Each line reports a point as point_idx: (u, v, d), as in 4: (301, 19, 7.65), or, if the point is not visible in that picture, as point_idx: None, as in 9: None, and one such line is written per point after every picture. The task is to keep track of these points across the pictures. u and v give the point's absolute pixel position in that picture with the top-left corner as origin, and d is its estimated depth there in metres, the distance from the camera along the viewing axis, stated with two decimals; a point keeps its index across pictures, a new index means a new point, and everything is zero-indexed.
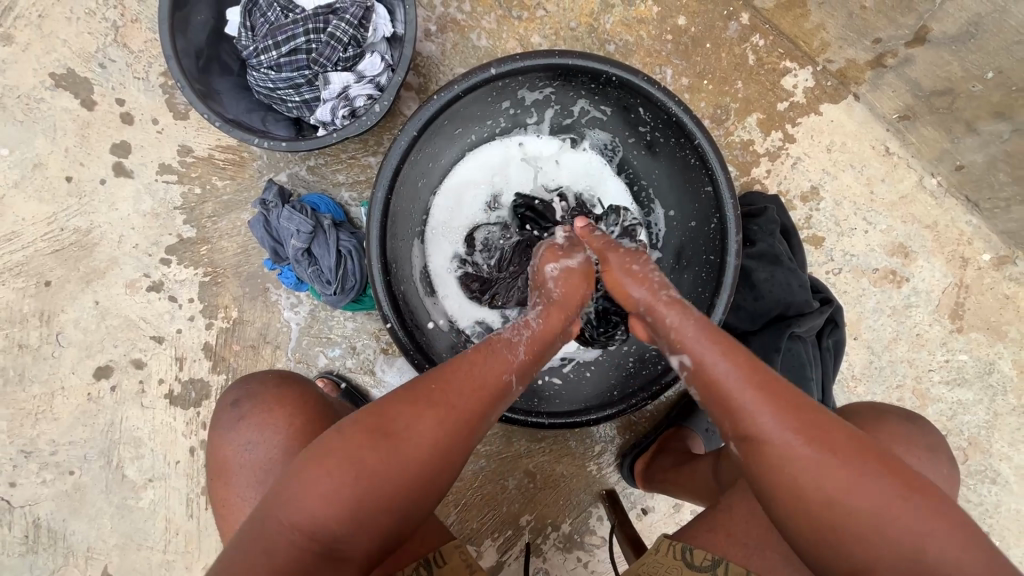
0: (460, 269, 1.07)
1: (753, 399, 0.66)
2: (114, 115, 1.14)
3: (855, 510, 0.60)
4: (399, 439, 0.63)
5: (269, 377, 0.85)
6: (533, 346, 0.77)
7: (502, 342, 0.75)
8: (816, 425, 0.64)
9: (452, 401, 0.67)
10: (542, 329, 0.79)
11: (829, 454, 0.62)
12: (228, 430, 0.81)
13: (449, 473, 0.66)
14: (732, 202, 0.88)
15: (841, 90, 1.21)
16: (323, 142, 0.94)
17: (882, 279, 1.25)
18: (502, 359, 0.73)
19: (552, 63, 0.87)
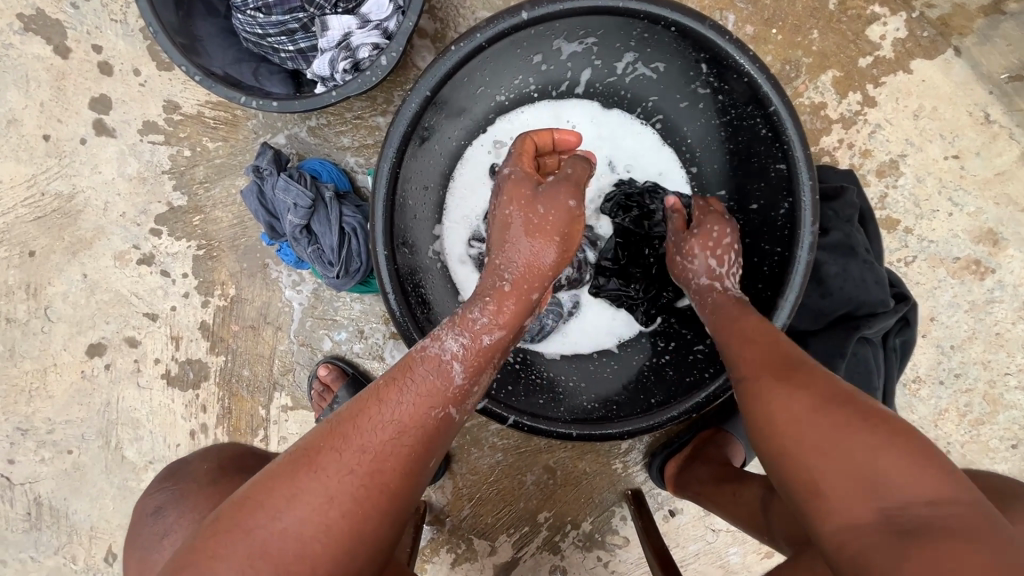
0: (477, 253, 0.91)
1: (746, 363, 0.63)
2: (91, 64, 1.00)
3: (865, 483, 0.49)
4: (266, 529, 0.49)
5: (203, 469, 0.77)
6: (475, 365, 0.61)
7: (428, 361, 0.60)
8: (796, 377, 0.58)
9: (352, 462, 0.52)
10: (490, 347, 0.62)
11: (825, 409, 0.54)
12: (148, 545, 0.71)
13: (368, 556, 0.52)
14: (811, 186, 0.72)
15: (939, 43, 1.01)
16: (320, 102, 0.79)
17: (963, 270, 1.08)
18: (428, 383, 0.58)
19: (597, 7, 0.71)
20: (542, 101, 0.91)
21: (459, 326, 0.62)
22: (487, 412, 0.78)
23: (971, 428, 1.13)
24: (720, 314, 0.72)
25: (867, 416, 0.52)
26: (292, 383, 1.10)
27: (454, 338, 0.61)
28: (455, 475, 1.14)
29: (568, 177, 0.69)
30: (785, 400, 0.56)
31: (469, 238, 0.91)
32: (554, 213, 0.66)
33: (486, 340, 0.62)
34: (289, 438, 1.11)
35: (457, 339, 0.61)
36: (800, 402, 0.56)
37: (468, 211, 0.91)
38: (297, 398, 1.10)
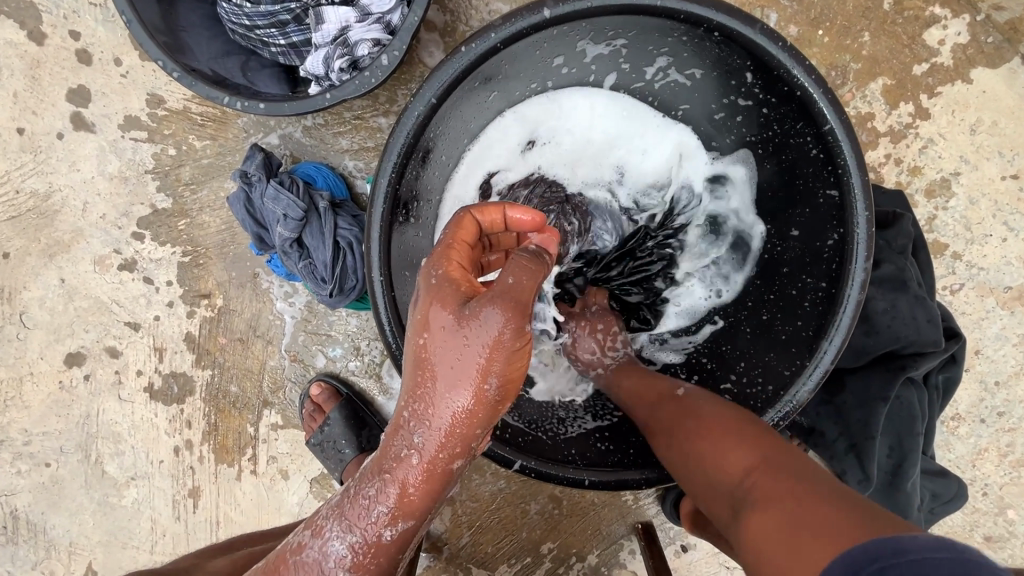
0: None
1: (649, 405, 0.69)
2: (68, 52, 0.92)
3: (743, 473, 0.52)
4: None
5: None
6: (371, 571, 0.49)
7: (307, 565, 0.49)
8: (682, 411, 0.64)
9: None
10: (389, 543, 0.49)
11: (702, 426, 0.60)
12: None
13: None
14: (867, 217, 0.63)
15: (1005, 50, 0.91)
16: (313, 105, 0.71)
17: (1013, 301, 0.99)
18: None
19: (631, 5, 0.61)
20: (579, 90, 0.81)
21: (348, 520, 0.49)
22: (492, 456, 0.70)
23: (1012, 470, 1.05)
24: (624, 384, 0.76)
25: (739, 431, 0.58)
26: (283, 401, 1.03)
27: (342, 540, 0.49)
28: (454, 501, 1.07)
29: (500, 287, 0.47)
30: (682, 424, 0.62)
31: None
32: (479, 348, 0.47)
33: (384, 537, 0.48)
34: (278, 458, 1.04)
35: (343, 538, 0.49)
36: (688, 426, 0.61)
37: None
38: (288, 417, 1.03)
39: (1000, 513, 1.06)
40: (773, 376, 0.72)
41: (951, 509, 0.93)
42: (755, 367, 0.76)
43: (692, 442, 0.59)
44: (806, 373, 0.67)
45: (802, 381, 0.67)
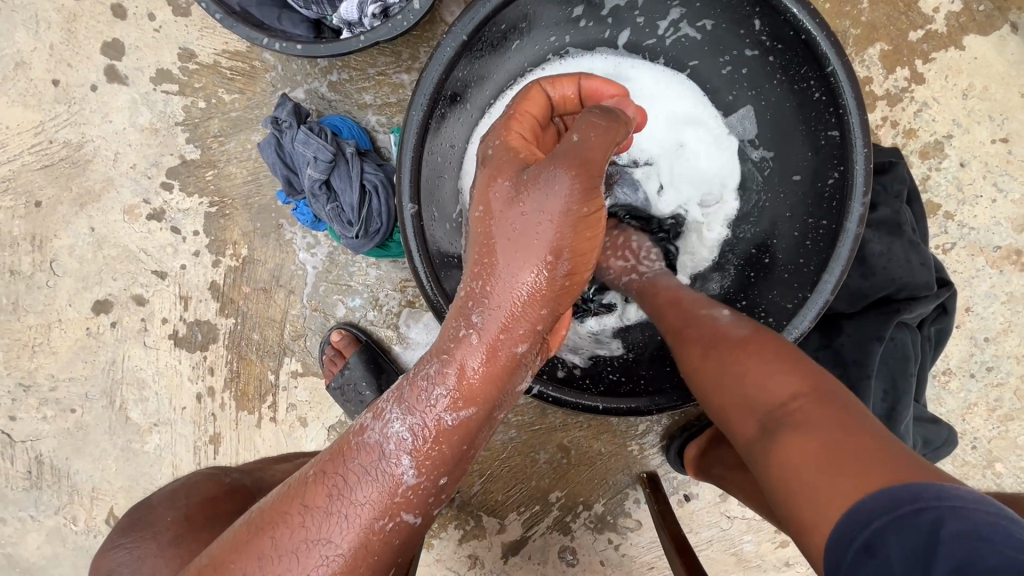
0: None
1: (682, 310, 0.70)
2: (105, 7, 0.96)
3: (772, 406, 0.55)
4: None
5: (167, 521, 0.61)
6: (432, 456, 0.51)
7: (368, 450, 0.52)
8: (709, 333, 0.64)
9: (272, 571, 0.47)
10: (451, 428, 0.51)
11: (734, 351, 0.61)
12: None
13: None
14: (864, 153, 0.68)
15: (995, 19, 0.96)
16: (347, 47, 0.75)
17: (1003, 260, 1.04)
18: (372, 467, 0.51)
19: None
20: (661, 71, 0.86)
21: (407, 402, 0.52)
22: None
23: (1000, 424, 1.10)
24: (653, 296, 0.76)
25: (770, 351, 0.59)
26: (303, 349, 1.06)
27: (401, 421, 0.52)
28: None
29: (558, 155, 0.52)
30: (701, 348, 0.63)
31: None
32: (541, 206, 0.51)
33: (444, 421, 0.51)
34: (298, 406, 1.08)
35: (402, 420, 0.52)
36: (717, 350, 0.62)
37: None
38: (308, 365, 1.07)
39: (990, 466, 1.10)
40: (777, 311, 0.77)
41: (942, 454, 0.98)
42: (759, 306, 0.80)
43: (717, 359, 0.61)
44: (808, 304, 0.71)
45: (805, 311, 0.71)
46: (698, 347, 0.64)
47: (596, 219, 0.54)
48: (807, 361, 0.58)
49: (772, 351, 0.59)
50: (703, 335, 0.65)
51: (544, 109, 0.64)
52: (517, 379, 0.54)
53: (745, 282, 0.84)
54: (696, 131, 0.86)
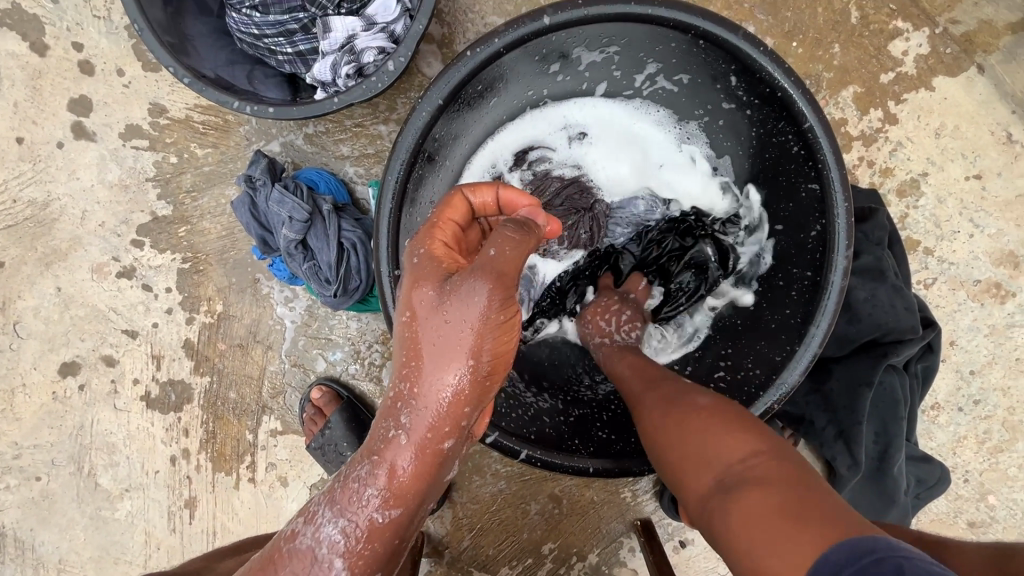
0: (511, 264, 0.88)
1: (642, 387, 0.70)
2: (70, 63, 0.93)
3: (732, 473, 0.54)
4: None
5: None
6: (361, 559, 0.48)
7: (298, 563, 0.48)
8: (673, 405, 0.63)
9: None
10: (382, 523, 0.48)
11: (687, 424, 0.60)
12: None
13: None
14: (845, 208, 0.68)
15: (962, 60, 0.98)
16: (321, 109, 0.74)
17: (983, 294, 1.05)
18: (304, 570, 0.48)
19: (623, 13, 0.66)
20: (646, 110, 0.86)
21: (338, 505, 0.49)
22: (498, 446, 0.72)
23: (990, 456, 1.10)
24: (616, 363, 0.78)
25: (721, 412, 0.60)
26: (282, 407, 1.03)
27: (333, 523, 0.48)
28: (455, 504, 1.08)
29: (480, 270, 0.50)
30: (661, 406, 0.64)
31: None
32: (454, 322, 0.49)
33: (377, 518, 0.48)
34: (277, 465, 1.03)
35: (333, 522, 0.49)
36: (676, 407, 0.63)
37: None
38: (288, 423, 1.03)
39: (983, 499, 1.10)
40: (764, 362, 0.76)
41: (936, 494, 0.97)
42: (746, 355, 0.80)
43: (675, 417, 0.62)
44: (796, 357, 0.71)
45: (793, 365, 0.71)
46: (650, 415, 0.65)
47: (512, 322, 0.51)
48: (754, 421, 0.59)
49: (730, 413, 0.60)
50: (659, 398, 0.66)
51: (466, 217, 0.59)
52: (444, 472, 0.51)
53: (732, 331, 0.84)
54: (681, 171, 0.87)
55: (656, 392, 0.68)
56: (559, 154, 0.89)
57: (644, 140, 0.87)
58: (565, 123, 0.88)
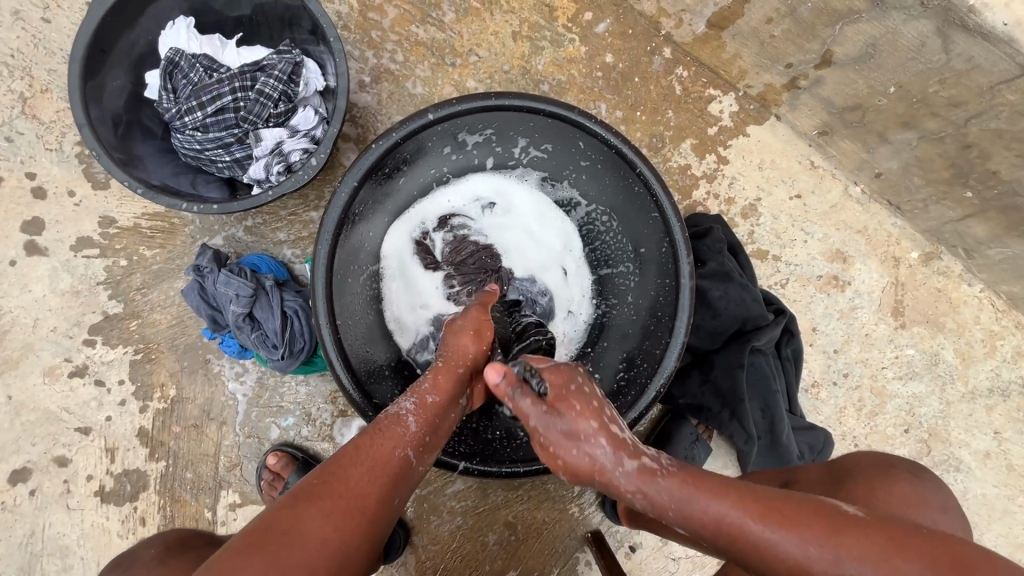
0: (433, 318, 1.04)
1: (754, 522, 0.58)
2: (23, 190, 1.05)
3: None
4: (282, 544, 0.56)
5: (152, 553, 0.76)
6: (427, 417, 0.72)
7: (391, 419, 0.70)
8: (761, 529, 0.57)
9: (341, 491, 0.62)
10: (435, 405, 0.73)
11: (854, 556, 0.54)
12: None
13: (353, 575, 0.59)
14: (679, 227, 0.90)
15: (763, 112, 1.28)
16: (258, 201, 0.89)
17: (827, 285, 1.30)
18: (391, 435, 0.68)
19: (487, 105, 0.88)
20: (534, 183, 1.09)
21: (411, 392, 0.74)
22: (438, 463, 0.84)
23: (869, 420, 1.29)
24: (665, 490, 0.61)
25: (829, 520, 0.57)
26: (239, 479, 1.08)
27: (408, 396, 0.73)
28: (417, 548, 1.14)
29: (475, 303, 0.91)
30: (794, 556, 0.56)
31: (417, 302, 1.04)
32: (470, 321, 0.84)
33: (430, 399, 0.73)
34: None
35: (409, 399, 0.73)
36: (820, 564, 0.55)
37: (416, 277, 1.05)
38: (246, 494, 1.08)
39: None
40: (650, 356, 0.95)
41: (826, 455, 1.14)
42: (637, 355, 0.98)
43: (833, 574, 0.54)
44: (671, 345, 0.90)
45: (670, 351, 0.90)
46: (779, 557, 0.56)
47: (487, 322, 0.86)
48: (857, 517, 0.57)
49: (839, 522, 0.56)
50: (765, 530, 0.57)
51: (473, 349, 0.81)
52: (462, 395, 0.78)
53: (626, 337, 1.02)
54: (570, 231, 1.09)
55: (768, 516, 0.58)
56: (476, 223, 1.09)
57: (537, 209, 1.09)
58: (476, 198, 1.08)
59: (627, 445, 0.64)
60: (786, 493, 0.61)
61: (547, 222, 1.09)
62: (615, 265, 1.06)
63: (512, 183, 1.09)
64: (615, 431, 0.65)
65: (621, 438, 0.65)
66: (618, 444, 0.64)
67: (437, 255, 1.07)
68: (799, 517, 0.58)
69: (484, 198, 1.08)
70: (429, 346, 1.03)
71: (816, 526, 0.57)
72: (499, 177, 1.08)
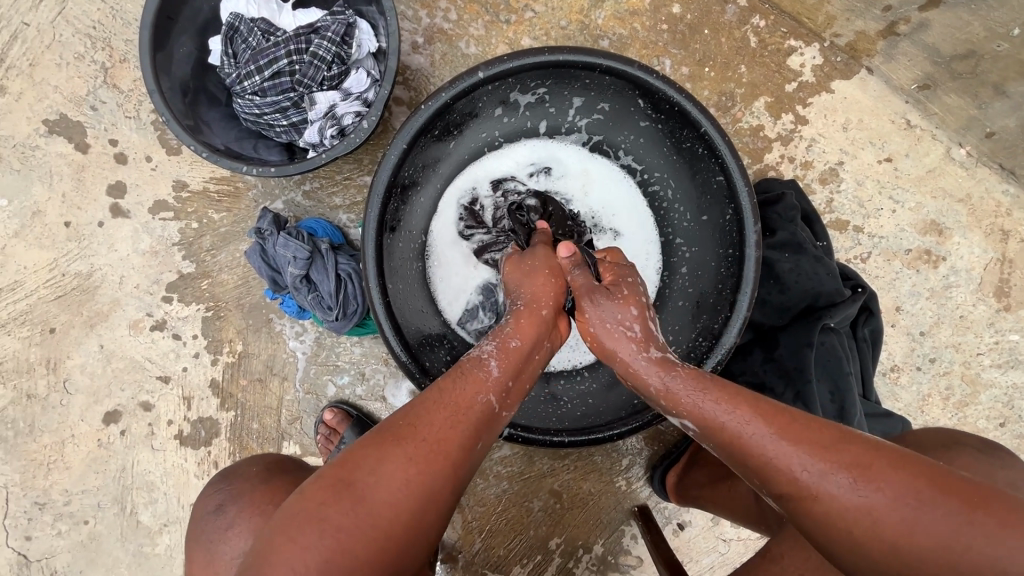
0: (482, 285, 1.04)
1: (782, 446, 0.60)
2: (107, 156, 1.13)
3: (879, 526, 0.55)
4: (365, 485, 0.58)
5: (254, 471, 0.82)
6: (510, 361, 0.70)
7: (472, 363, 0.69)
8: (788, 445, 0.60)
9: (423, 432, 0.61)
10: (516, 350, 0.71)
11: (885, 493, 0.56)
12: (214, 539, 0.78)
13: (437, 514, 0.60)
14: (747, 191, 0.83)
15: (853, 65, 1.14)
16: (313, 164, 0.90)
17: (916, 261, 1.16)
18: (475, 379, 0.67)
19: (540, 62, 0.84)
20: (591, 147, 1.03)
21: (492, 337, 0.73)
22: None
23: (957, 411, 1.17)
24: (701, 405, 0.66)
25: (854, 449, 0.58)
26: (299, 432, 1.14)
27: (489, 342, 0.71)
28: (464, 509, 1.16)
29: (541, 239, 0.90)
30: (808, 478, 0.58)
31: (468, 270, 1.04)
32: (540, 263, 0.83)
33: (512, 343, 0.71)
34: None
35: (490, 344, 0.72)
36: (834, 483, 0.57)
37: (466, 244, 1.04)
38: (305, 446, 1.14)
39: None
40: (708, 331, 0.90)
41: None
42: (695, 330, 0.93)
43: (848, 498, 0.56)
44: (731, 321, 0.85)
45: (730, 327, 0.84)
46: (797, 477, 0.58)
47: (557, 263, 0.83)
48: (898, 451, 0.58)
49: (872, 457, 0.58)
50: (790, 455, 0.59)
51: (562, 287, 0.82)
52: (547, 338, 0.76)
53: (679, 310, 0.98)
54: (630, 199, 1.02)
55: (800, 442, 0.60)
56: (530, 188, 1.04)
57: (593, 174, 1.03)
58: (530, 163, 1.04)
59: (667, 362, 0.71)
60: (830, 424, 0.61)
61: (605, 189, 1.03)
62: (675, 234, 1.00)
63: (568, 148, 1.04)
64: (658, 353, 0.72)
65: (664, 358, 0.71)
66: (662, 357, 0.72)
67: (487, 220, 1.04)
68: (828, 437, 0.60)
69: (538, 162, 1.04)
70: (478, 313, 1.03)
71: (846, 454, 0.58)
72: (553, 141, 1.04)
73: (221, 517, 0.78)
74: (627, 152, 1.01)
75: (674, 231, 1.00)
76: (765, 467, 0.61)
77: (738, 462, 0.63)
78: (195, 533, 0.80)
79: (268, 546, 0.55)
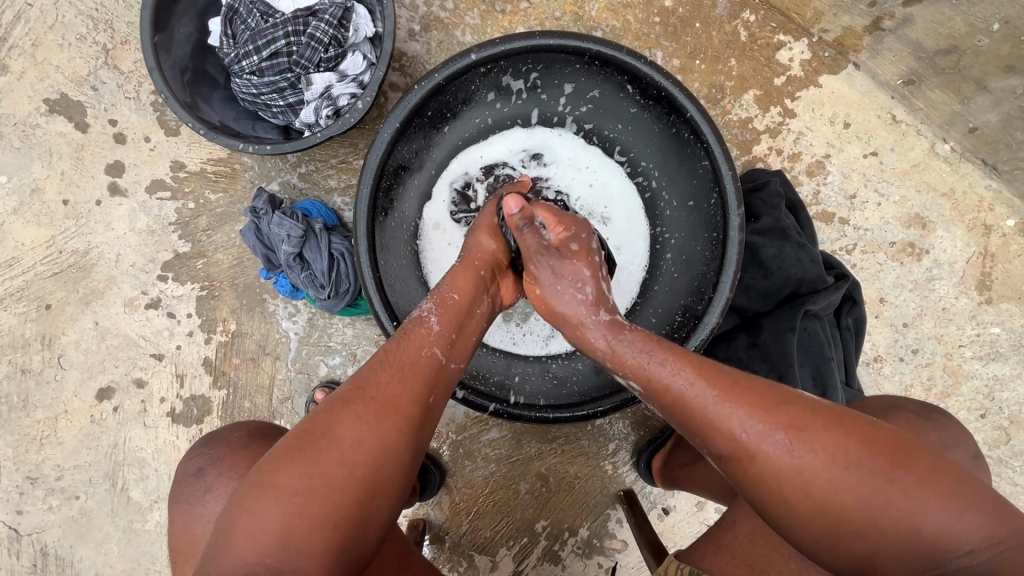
0: None
1: (722, 405, 0.62)
2: (107, 136, 1.14)
3: (814, 488, 0.57)
4: (316, 447, 0.60)
5: (236, 437, 0.84)
6: (450, 316, 0.73)
7: (415, 321, 0.72)
8: (727, 412, 0.61)
9: (374, 394, 0.64)
10: (456, 303, 0.74)
11: (814, 454, 0.58)
12: (192, 501, 0.80)
13: (397, 474, 0.62)
14: (731, 175, 0.85)
15: (840, 60, 1.17)
16: (309, 142, 0.92)
17: (901, 253, 1.18)
18: (417, 336, 0.70)
19: (532, 45, 0.86)
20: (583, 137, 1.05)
21: (430, 295, 0.75)
22: (470, 403, 0.87)
23: (938, 401, 1.19)
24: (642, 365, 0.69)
25: (795, 415, 0.60)
26: (290, 411, 1.16)
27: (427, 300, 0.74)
28: (451, 490, 1.18)
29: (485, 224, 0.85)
30: (744, 438, 0.60)
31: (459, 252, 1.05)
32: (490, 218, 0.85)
33: (451, 296, 0.75)
34: None
35: (428, 303, 0.74)
36: (769, 444, 0.59)
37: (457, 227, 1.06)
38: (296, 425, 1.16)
39: None
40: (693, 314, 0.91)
41: None
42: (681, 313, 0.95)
43: (783, 460, 0.58)
44: (714, 303, 0.86)
45: (713, 308, 0.86)
46: (741, 441, 0.60)
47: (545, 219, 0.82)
48: (838, 414, 0.60)
49: (808, 424, 0.59)
50: (730, 414, 0.61)
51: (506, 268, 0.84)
52: (485, 292, 0.79)
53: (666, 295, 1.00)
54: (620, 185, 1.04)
55: (742, 400, 0.62)
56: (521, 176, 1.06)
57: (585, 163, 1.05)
58: (522, 150, 1.06)
59: (618, 326, 0.74)
60: (782, 389, 0.63)
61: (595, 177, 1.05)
62: (663, 222, 1.01)
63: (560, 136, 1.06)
64: (607, 317, 0.75)
65: (612, 323, 0.74)
66: (611, 320, 0.75)
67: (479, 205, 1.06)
68: (767, 399, 0.61)
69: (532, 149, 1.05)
70: None
71: (784, 417, 0.60)
72: (545, 129, 1.05)
73: (201, 483, 0.81)
74: (617, 142, 1.03)
75: (665, 220, 1.01)
76: (711, 431, 0.62)
77: (679, 420, 0.65)
78: (172, 495, 0.83)
79: (233, 519, 0.58)
